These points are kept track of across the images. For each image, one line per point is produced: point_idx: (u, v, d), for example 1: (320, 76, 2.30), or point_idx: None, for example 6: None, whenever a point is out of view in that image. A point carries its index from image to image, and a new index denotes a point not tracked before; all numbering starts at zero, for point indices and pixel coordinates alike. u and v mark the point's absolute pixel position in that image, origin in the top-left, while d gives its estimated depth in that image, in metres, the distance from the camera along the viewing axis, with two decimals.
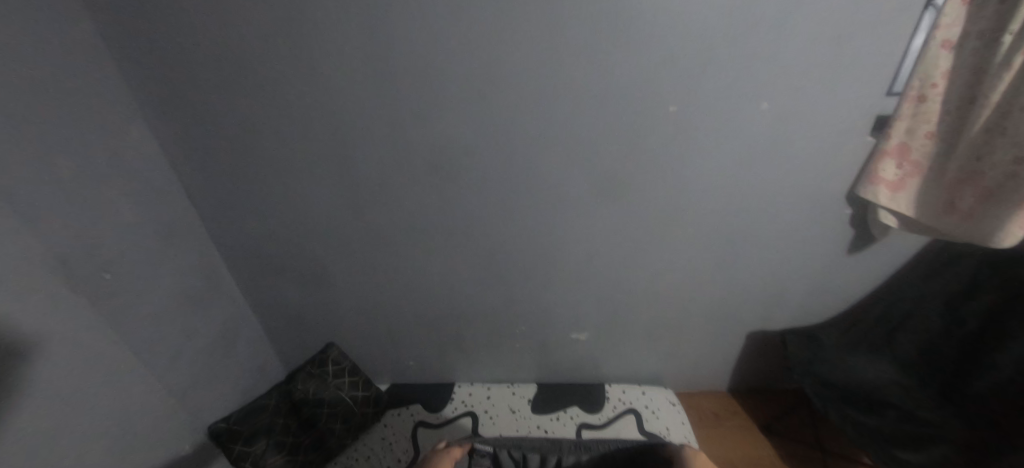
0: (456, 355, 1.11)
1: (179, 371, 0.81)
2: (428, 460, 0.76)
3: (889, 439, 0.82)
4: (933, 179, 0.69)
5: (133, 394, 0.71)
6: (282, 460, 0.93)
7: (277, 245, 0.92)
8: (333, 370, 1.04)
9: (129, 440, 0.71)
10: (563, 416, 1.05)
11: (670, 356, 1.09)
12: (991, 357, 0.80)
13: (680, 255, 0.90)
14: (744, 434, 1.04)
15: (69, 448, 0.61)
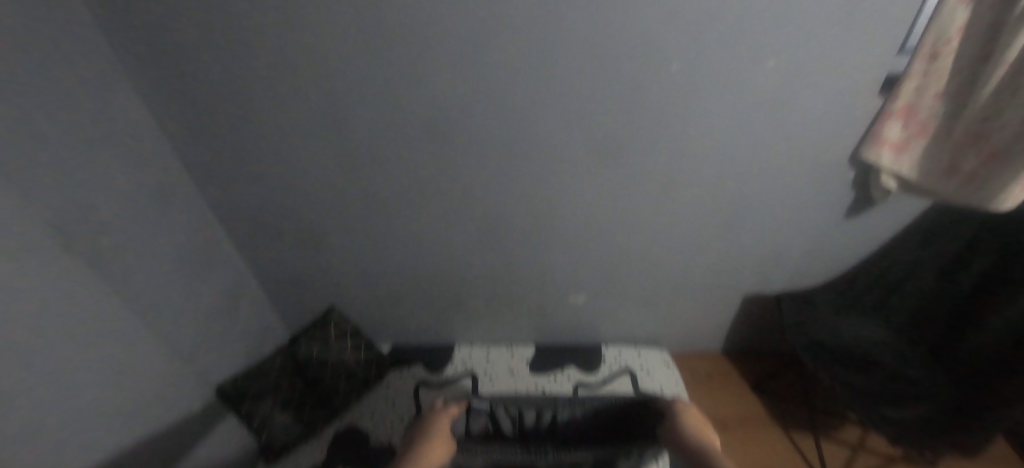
0: (455, 318, 1.13)
1: (184, 335, 0.82)
2: (424, 421, 0.75)
3: (877, 399, 0.84)
4: (939, 138, 0.70)
5: (141, 358, 0.73)
6: (289, 419, 0.96)
7: (272, 211, 0.90)
8: (335, 333, 1.06)
9: (142, 401, 0.73)
10: (560, 376, 1.05)
11: (668, 318, 1.10)
12: (981, 322, 0.83)
13: (679, 218, 0.90)
14: (733, 392, 1.08)
15: (85, 418, 0.62)
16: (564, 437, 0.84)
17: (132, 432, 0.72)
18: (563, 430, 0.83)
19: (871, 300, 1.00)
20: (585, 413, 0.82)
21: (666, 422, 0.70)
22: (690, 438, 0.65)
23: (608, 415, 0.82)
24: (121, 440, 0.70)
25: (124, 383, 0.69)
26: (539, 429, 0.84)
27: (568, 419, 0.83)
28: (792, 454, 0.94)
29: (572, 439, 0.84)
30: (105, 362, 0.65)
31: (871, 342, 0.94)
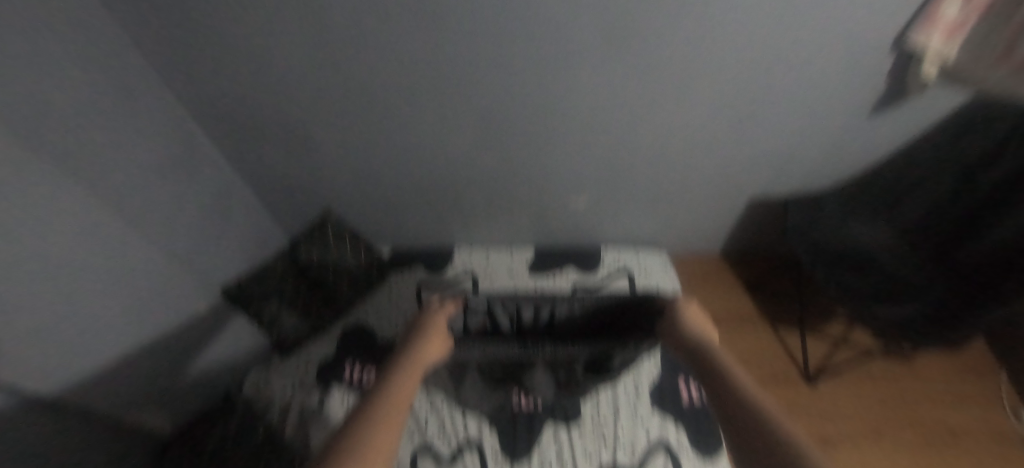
0: (454, 220, 1.11)
1: (178, 242, 0.80)
2: (424, 315, 0.78)
3: (865, 297, 0.86)
4: (1003, 15, 0.54)
5: (139, 271, 0.72)
6: (296, 314, 1.03)
7: (246, 112, 0.80)
8: (334, 237, 1.06)
9: (148, 312, 0.75)
10: (559, 276, 1.06)
11: (670, 221, 1.08)
12: (993, 222, 0.77)
13: (702, 114, 0.80)
14: (727, 290, 1.10)
15: (100, 326, 0.65)
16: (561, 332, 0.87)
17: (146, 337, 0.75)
18: (560, 326, 0.86)
19: (884, 203, 0.96)
20: (582, 310, 0.83)
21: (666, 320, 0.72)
22: (688, 336, 0.65)
23: (605, 311, 0.82)
24: (139, 343, 0.73)
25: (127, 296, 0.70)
26: (535, 324, 0.86)
27: (567, 316, 0.84)
28: (775, 346, 0.99)
29: (569, 334, 0.87)
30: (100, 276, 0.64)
31: (870, 244, 0.93)
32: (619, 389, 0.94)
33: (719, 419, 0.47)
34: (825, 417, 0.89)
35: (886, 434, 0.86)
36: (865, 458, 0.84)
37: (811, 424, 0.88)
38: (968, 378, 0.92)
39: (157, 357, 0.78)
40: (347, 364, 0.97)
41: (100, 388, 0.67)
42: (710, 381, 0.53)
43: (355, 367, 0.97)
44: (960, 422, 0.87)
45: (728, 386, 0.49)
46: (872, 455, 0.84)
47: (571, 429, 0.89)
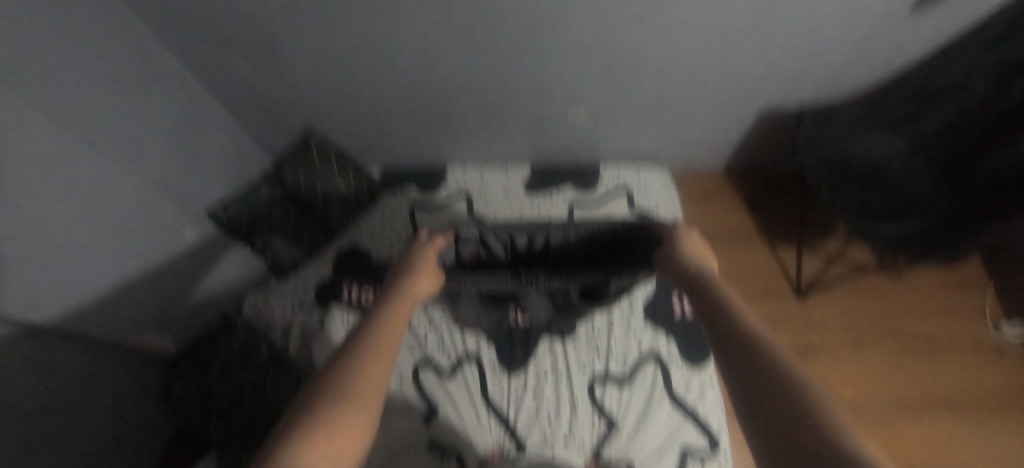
0: (445, 138, 1.03)
1: (151, 169, 0.75)
2: (411, 251, 0.74)
3: (871, 213, 0.84)
4: None
5: (115, 201, 0.68)
6: (286, 239, 0.98)
7: (202, 17, 0.69)
8: (317, 157, 0.99)
9: (132, 242, 0.72)
10: (556, 195, 1.03)
11: (672, 135, 1.02)
12: (1012, 139, 0.73)
13: (727, 17, 0.70)
14: (728, 209, 1.08)
15: (81, 253, 0.62)
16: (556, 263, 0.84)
17: (136, 266, 0.73)
18: (556, 255, 0.82)
19: (901, 112, 0.87)
20: (580, 237, 0.78)
21: (663, 245, 0.66)
22: (692, 267, 0.57)
23: (604, 239, 0.77)
24: (130, 273, 0.73)
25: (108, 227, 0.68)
26: (529, 250, 0.82)
27: (565, 244, 0.79)
28: (771, 262, 1.00)
29: (563, 262, 0.83)
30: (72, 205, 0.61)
31: (885, 157, 0.87)
32: (615, 307, 0.91)
33: (714, 350, 0.38)
34: (809, 328, 0.91)
35: (866, 342, 0.89)
36: (841, 365, 0.87)
37: (795, 335, 0.91)
38: (962, 297, 0.93)
39: (160, 283, 0.79)
40: (344, 285, 0.93)
41: (96, 314, 0.67)
42: (709, 309, 0.44)
43: (355, 288, 0.93)
44: (939, 335, 0.90)
45: (731, 316, 0.39)
46: (848, 362, 0.88)
47: (564, 341, 0.89)
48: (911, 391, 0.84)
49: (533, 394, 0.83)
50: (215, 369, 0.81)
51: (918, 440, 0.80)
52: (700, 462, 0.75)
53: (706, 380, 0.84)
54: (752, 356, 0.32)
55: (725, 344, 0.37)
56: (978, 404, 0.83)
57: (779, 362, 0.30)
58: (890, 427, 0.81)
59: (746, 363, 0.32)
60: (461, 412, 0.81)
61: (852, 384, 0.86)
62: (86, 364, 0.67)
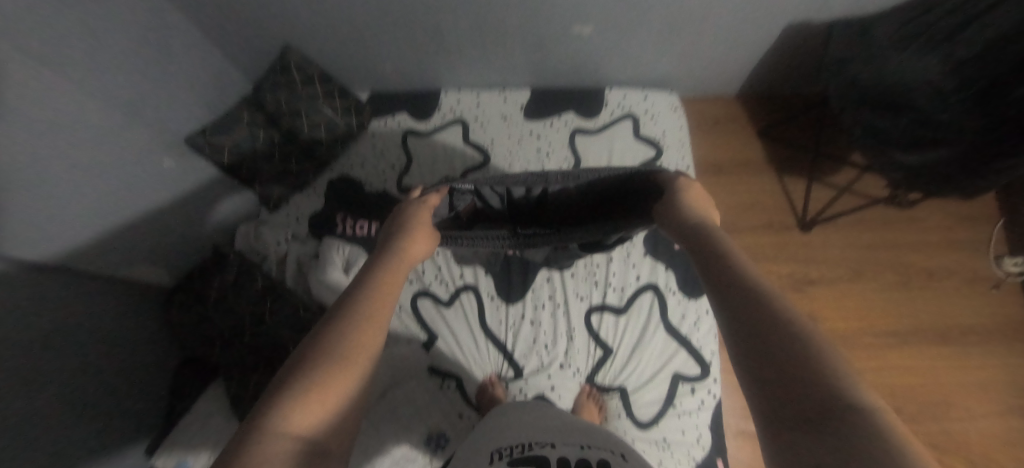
0: (436, 58, 0.93)
1: (142, 103, 0.67)
2: (404, 209, 0.66)
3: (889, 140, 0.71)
4: None
5: (114, 141, 0.62)
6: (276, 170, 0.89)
7: None
8: (300, 77, 0.88)
9: (134, 184, 0.66)
10: (557, 122, 0.97)
11: (685, 56, 0.92)
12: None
13: None
14: (739, 138, 1.02)
15: (82, 193, 0.57)
16: (559, 220, 0.70)
17: (139, 207, 0.67)
18: (554, 209, 0.70)
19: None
20: (580, 191, 0.67)
21: (666, 196, 0.53)
22: (695, 206, 0.49)
23: (608, 194, 0.64)
24: (138, 213, 0.67)
25: (126, 172, 0.64)
26: (528, 203, 0.72)
27: (564, 196, 0.69)
28: (779, 194, 0.96)
29: (566, 220, 0.70)
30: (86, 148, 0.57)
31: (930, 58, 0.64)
32: None
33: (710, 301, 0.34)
34: (810, 260, 0.90)
35: (864, 274, 0.89)
36: (836, 296, 0.88)
37: (795, 267, 0.90)
38: (970, 229, 0.91)
39: (168, 223, 0.73)
40: (340, 216, 0.90)
41: (97, 256, 0.62)
42: (705, 258, 0.38)
43: (349, 220, 0.90)
44: (939, 266, 0.89)
45: (737, 270, 0.34)
46: (843, 293, 0.88)
47: (563, 271, 0.85)
48: (902, 320, 0.85)
49: (531, 322, 0.82)
50: (212, 303, 0.71)
51: (901, 365, 0.83)
52: (690, 386, 0.77)
53: (701, 309, 0.81)
54: (755, 325, 0.28)
55: (723, 304, 0.32)
56: (966, 332, 0.84)
57: (793, 337, 0.26)
58: (876, 353, 0.84)
59: (753, 335, 0.28)
60: (459, 342, 0.81)
61: (846, 314, 0.86)
62: (103, 307, 0.63)
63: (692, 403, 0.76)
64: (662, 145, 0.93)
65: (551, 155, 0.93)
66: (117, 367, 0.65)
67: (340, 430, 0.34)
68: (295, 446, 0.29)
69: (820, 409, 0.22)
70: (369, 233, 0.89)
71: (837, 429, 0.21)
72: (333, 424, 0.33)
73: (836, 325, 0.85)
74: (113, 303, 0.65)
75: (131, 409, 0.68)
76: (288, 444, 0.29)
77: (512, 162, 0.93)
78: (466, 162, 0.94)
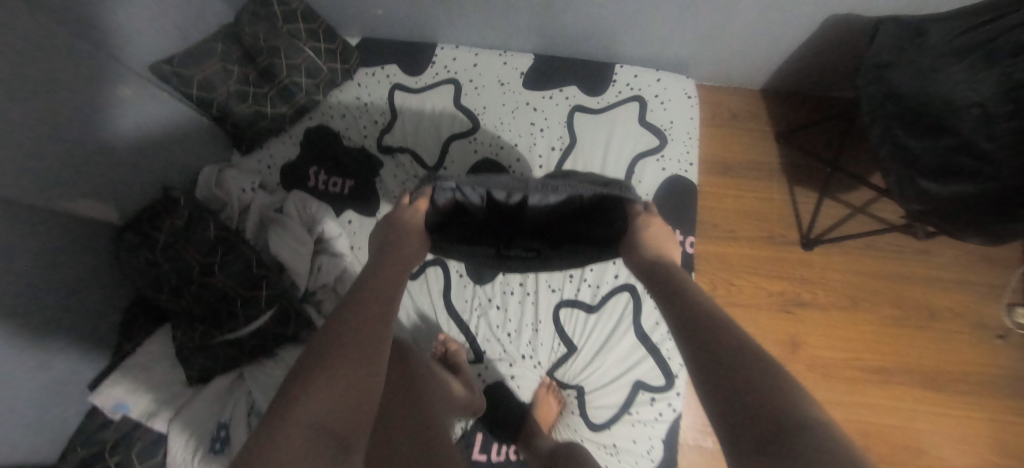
0: (432, 6, 0.84)
1: (123, 32, 0.62)
2: (390, 217, 0.61)
3: (916, 168, 0.62)
4: None
5: (88, 71, 0.58)
6: (250, 112, 0.82)
7: None
8: (281, 11, 0.80)
9: (105, 117, 0.62)
10: (557, 96, 0.88)
11: (708, 39, 0.83)
12: None
13: None
14: (754, 137, 0.93)
15: (58, 123, 0.55)
16: (541, 220, 0.64)
17: (106, 142, 0.63)
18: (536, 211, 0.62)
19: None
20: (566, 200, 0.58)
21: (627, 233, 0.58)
22: (653, 249, 0.54)
23: (591, 201, 0.57)
24: (105, 148, 0.63)
25: (87, 103, 0.59)
26: (509, 207, 0.62)
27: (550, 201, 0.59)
28: (785, 205, 0.88)
29: (557, 227, 0.64)
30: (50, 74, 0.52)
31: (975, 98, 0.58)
32: None
33: (680, 341, 0.39)
34: (807, 280, 0.84)
35: (860, 303, 0.83)
36: (825, 323, 0.82)
37: (788, 285, 0.84)
38: (990, 271, 0.84)
39: (134, 161, 0.69)
40: (313, 169, 0.85)
41: (64, 189, 0.59)
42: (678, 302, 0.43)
43: (323, 174, 0.85)
44: (945, 305, 0.82)
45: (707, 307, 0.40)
46: (834, 320, 0.82)
47: None
48: (891, 356, 0.80)
49: (498, 307, 0.78)
50: (161, 247, 0.65)
51: (880, 402, 0.78)
52: (651, 396, 0.73)
53: None
54: (721, 360, 0.33)
55: (694, 344, 0.37)
56: (958, 379, 0.79)
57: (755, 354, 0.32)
58: (855, 386, 0.79)
59: (719, 369, 0.33)
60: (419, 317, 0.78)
61: (831, 342, 0.81)
62: (62, 243, 0.61)
63: (650, 413, 0.72)
64: (667, 136, 0.85)
65: (545, 132, 0.86)
66: (68, 302, 0.63)
67: (352, 420, 0.38)
68: (307, 432, 0.34)
69: (776, 423, 0.26)
70: (342, 191, 0.84)
71: (789, 447, 0.24)
72: (340, 413, 0.37)
73: (819, 353, 0.80)
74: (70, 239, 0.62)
75: (80, 339, 0.66)
76: (301, 431, 0.33)
77: (502, 134, 0.86)
78: (453, 128, 0.87)
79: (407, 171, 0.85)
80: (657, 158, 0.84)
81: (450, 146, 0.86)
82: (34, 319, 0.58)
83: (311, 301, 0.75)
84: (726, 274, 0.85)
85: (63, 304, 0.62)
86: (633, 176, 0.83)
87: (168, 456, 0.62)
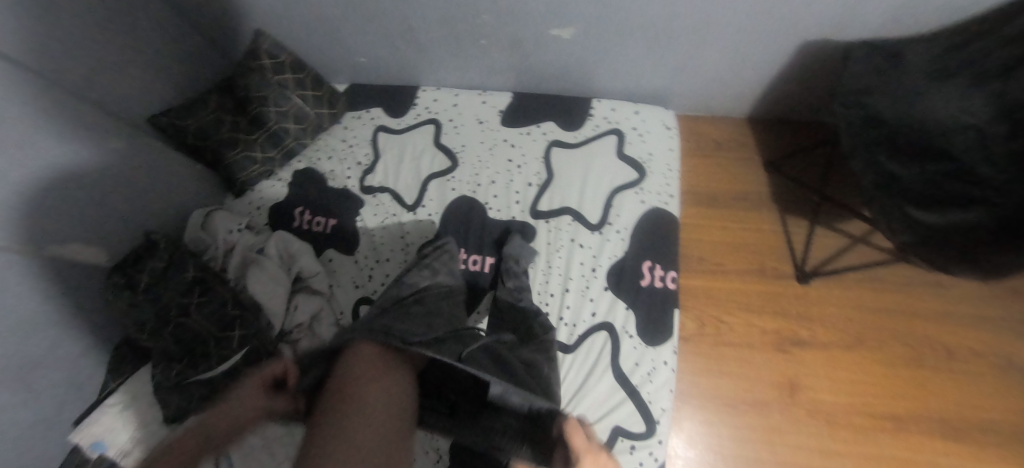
0: (410, 52, 0.89)
1: (113, 91, 0.70)
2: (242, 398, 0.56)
3: (909, 197, 0.57)
4: None
5: (90, 129, 0.65)
6: (240, 157, 0.86)
7: None
8: (271, 64, 0.86)
9: (111, 167, 0.69)
10: (535, 132, 0.89)
11: (681, 72, 0.83)
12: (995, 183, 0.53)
13: None
14: (741, 166, 0.91)
15: (63, 174, 0.61)
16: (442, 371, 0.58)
17: (112, 190, 0.69)
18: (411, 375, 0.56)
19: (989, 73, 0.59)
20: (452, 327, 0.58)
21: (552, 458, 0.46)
22: None
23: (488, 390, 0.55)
24: (109, 197, 0.69)
25: (74, 153, 0.63)
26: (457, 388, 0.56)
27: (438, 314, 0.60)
28: (777, 237, 0.84)
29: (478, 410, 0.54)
30: (32, 127, 0.56)
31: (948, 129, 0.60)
32: (575, 274, 0.77)
33: None
34: (804, 317, 0.79)
35: (866, 342, 0.76)
36: (826, 364, 0.76)
37: (783, 322, 0.78)
38: (1009, 305, 0.77)
39: (137, 207, 0.75)
40: (299, 209, 0.88)
41: (71, 238, 0.63)
42: None
43: (307, 214, 0.88)
44: (961, 343, 0.75)
45: None
46: (837, 361, 0.76)
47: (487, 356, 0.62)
48: (903, 402, 0.72)
49: None
50: (143, 289, 0.68)
51: (899, 457, 0.69)
52: (630, 443, 0.66)
53: (658, 360, 0.70)
54: None
55: None
56: (986, 429, 0.69)
57: None
58: (867, 437, 0.71)
59: None
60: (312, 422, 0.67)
61: (835, 386, 0.74)
62: (65, 289, 0.65)
63: (630, 463, 0.65)
64: (646, 168, 0.84)
65: (522, 168, 0.86)
66: (57, 346, 0.66)
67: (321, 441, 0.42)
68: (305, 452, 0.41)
69: None
70: (324, 230, 0.86)
71: None
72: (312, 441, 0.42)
73: (822, 397, 0.74)
74: (67, 285, 0.65)
75: (66, 381, 0.68)
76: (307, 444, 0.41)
77: (480, 172, 0.87)
78: (432, 166, 0.89)
79: (386, 210, 0.86)
80: (636, 191, 0.82)
81: (429, 184, 0.87)
82: (28, 359, 0.61)
83: (287, 341, 0.74)
84: (714, 311, 0.80)
85: (57, 343, 0.66)
86: (611, 209, 0.81)
87: None
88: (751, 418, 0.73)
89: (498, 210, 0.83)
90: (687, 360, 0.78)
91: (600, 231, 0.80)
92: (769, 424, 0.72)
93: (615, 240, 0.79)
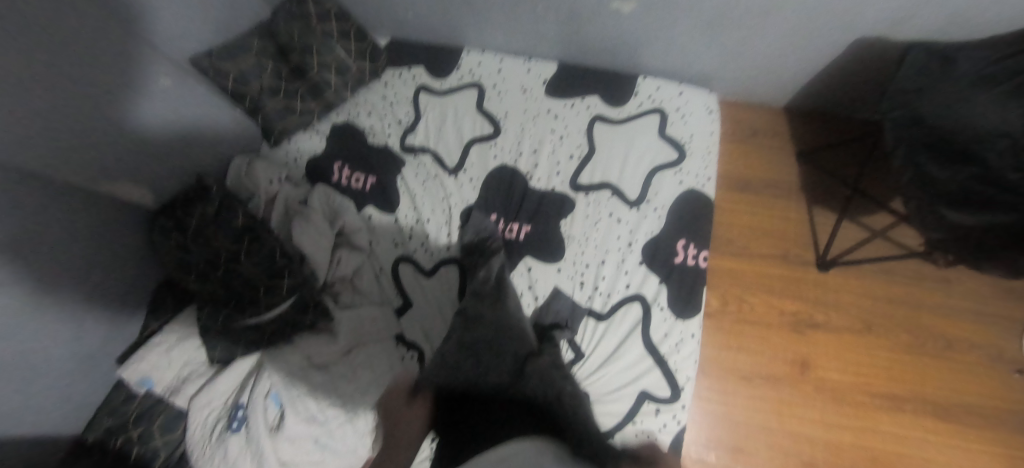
0: (461, 11, 0.87)
1: (162, 28, 0.68)
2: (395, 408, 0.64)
3: (946, 195, 0.59)
4: None
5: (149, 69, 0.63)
6: (279, 107, 0.86)
7: None
8: (315, 11, 0.86)
9: (169, 109, 0.67)
10: (579, 104, 0.89)
11: (729, 56, 0.83)
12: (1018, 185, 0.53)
13: None
14: (774, 154, 0.93)
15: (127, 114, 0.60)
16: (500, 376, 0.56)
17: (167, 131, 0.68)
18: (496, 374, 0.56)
19: None
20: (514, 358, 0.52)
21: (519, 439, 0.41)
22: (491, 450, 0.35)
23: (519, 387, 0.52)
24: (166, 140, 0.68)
25: (133, 91, 0.61)
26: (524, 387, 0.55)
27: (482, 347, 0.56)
28: (802, 225, 0.88)
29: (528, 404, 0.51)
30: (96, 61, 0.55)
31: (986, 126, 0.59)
32: (612, 247, 0.79)
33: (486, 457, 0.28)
34: (821, 302, 0.84)
35: (876, 329, 0.82)
36: (837, 346, 0.81)
37: (801, 306, 0.83)
38: (1004, 302, 0.83)
39: (192, 151, 0.74)
40: (337, 164, 0.88)
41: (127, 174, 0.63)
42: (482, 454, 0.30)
43: (346, 170, 0.87)
44: (958, 334, 0.81)
45: None
46: (846, 344, 0.81)
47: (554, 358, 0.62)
48: (900, 384, 0.79)
49: None
50: (192, 233, 0.68)
51: (889, 431, 0.76)
52: (655, 407, 0.70)
53: (686, 332, 0.74)
54: None
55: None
56: (969, 411, 0.77)
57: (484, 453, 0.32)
58: (864, 413, 0.77)
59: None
60: (318, 399, 0.61)
61: (842, 365, 0.80)
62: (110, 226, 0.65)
63: (655, 424, 0.69)
64: (686, 149, 0.85)
65: (565, 140, 0.87)
66: (106, 281, 0.67)
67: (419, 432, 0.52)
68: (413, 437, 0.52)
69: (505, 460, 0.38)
70: (364, 187, 0.86)
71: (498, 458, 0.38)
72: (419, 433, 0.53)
73: (829, 375, 0.80)
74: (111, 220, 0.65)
75: (110, 317, 0.69)
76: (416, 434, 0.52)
77: (522, 140, 0.88)
78: (474, 132, 0.89)
79: (427, 172, 0.87)
80: (676, 171, 0.84)
81: (470, 149, 0.88)
82: (80, 290, 0.62)
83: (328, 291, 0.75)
84: (738, 291, 0.84)
85: (106, 277, 0.67)
86: (649, 188, 0.83)
87: (187, 435, 0.63)
88: (764, 390, 0.79)
89: (540, 179, 0.84)
90: (709, 335, 0.82)
91: (638, 208, 0.82)
92: (779, 397, 0.78)
93: (652, 217, 0.81)
